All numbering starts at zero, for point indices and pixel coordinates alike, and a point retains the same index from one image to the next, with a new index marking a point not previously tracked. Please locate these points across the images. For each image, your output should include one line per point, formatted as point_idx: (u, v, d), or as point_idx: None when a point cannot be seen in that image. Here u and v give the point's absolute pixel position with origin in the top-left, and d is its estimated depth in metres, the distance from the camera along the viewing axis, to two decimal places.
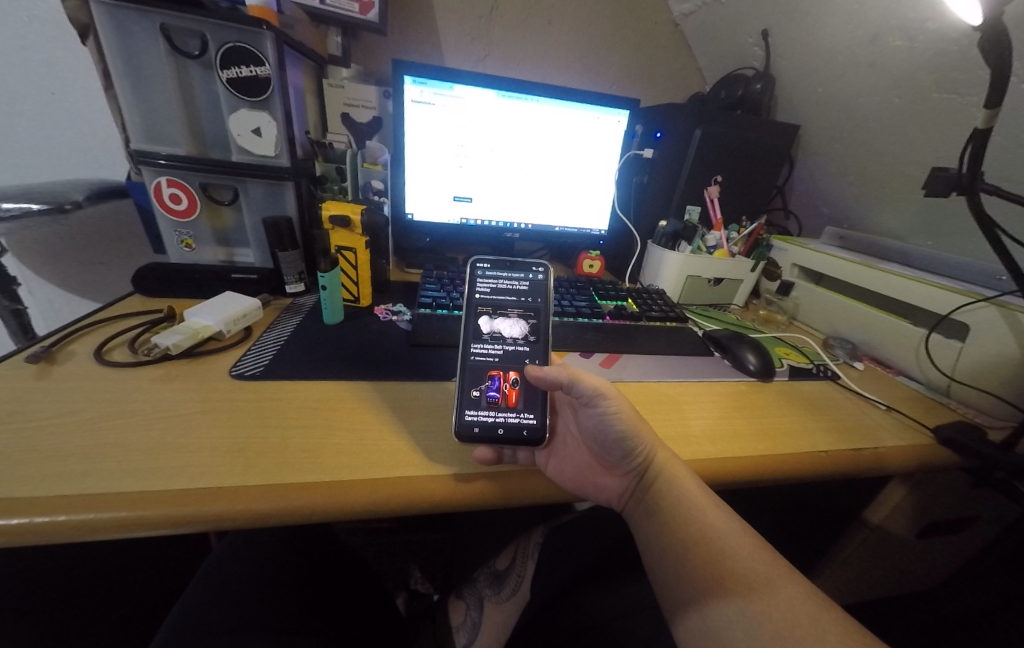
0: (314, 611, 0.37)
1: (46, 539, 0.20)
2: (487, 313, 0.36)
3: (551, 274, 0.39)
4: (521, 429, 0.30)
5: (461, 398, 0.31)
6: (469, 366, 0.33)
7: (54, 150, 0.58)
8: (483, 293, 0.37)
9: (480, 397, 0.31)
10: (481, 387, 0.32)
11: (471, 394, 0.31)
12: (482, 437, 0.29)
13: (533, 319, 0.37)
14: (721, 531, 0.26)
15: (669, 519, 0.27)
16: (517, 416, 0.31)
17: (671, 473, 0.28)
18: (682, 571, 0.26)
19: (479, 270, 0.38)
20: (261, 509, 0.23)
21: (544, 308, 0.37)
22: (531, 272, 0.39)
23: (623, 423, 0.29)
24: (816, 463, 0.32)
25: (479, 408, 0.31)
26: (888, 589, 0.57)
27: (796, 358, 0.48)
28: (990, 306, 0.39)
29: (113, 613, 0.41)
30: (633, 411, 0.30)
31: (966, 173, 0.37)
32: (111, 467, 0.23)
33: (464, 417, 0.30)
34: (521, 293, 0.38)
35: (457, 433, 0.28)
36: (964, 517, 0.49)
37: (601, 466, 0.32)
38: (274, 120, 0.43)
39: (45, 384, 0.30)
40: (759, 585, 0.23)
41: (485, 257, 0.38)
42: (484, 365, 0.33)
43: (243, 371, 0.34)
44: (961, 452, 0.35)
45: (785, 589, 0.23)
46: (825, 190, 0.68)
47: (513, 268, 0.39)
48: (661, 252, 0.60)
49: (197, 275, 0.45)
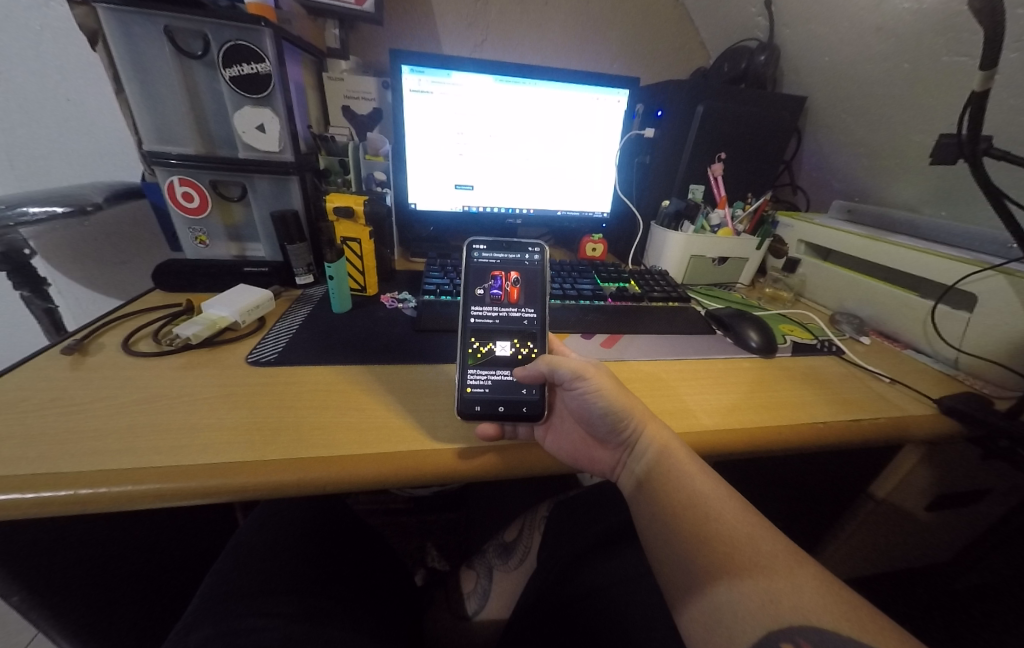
0: (336, 578, 0.40)
1: (95, 508, 0.23)
2: (490, 262, 0.38)
3: (547, 254, 0.39)
4: (520, 406, 0.32)
5: (467, 298, 0.36)
6: (473, 273, 0.37)
7: (77, 154, 0.60)
8: (479, 266, 0.38)
9: (485, 295, 0.37)
10: (484, 286, 0.37)
11: (476, 293, 0.37)
12: (486, 327, 0.36)
13: (529, 292, 0.38)
14: (707, 498, 0.27)
15: (656, 484, 0.28)
16: (517, 395, 0.32)
17: (657, 443, 0.29)
18: (669, 536, 0.27)
19: (476, 255, 0.38)
20: (281, 480, 0.25)
21: (541, 288, 0.38)
22: (528, 253, 0.39)
23: (606, 399, 0.30)
24: (815, 433, 0.33)
25: (484, 305, 0.37)
26: (897, 561, 0.58)
27: (801, 335, 0.48)
28: (998, 275, 0.39)
29: (141, 591, 0.43)
30: (617, 386, 0.31)
31: (969, 138, 0.36)
32: (145, 445, 0.26)
33: (466, 397, 0.31)
34: (518, 270, 0.38)
35: (462, 411, 0.30)
36: (976, 490, 0.49)
37: (592, 443, 0.33)
38: (276, 115, 0.44)
39: (80, 374, 0.32)
40: (744, 547, 0.24)
41: (483, 239, 0.38)
42: (487, 268, 0.38)
43: (260, 357, 0.36)
44: (965, 421, 0.35)
45: (769, 548, 0.24)
46: (834, 162, 0.67)
47: (509, 248, 0.39)
48: (663, 232, 0.60)
49: (212, 270, 0.47)
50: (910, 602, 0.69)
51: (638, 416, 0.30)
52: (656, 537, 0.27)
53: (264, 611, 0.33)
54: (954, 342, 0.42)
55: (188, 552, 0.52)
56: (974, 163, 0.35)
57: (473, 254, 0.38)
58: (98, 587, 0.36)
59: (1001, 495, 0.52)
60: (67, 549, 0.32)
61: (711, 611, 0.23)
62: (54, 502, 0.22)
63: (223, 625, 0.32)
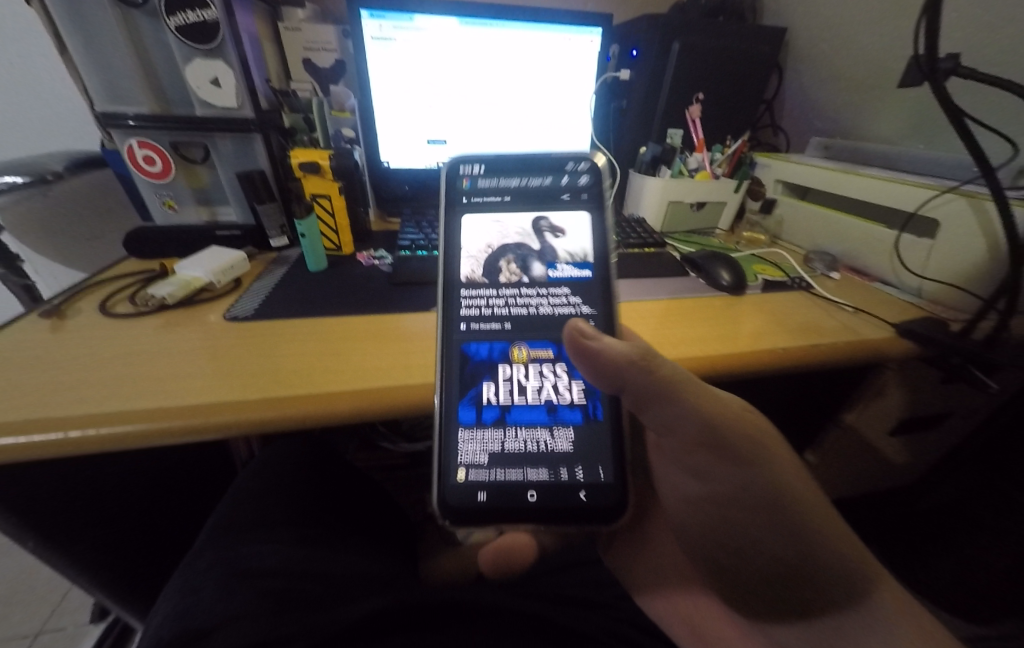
0: (332, 511, 0.43)
1: (84, 449, 0.24)
2: (503, 296, 0.31)
3: (597, 165, 0.32)
4: (577, 491, 0.28)
5: (475, 387, 0.30)
6: (474, 332, 0.30)
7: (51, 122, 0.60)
8: (484, 487, 0.28)
9: (488, 495, 0.27)
10: (487, 490, 0.27)
11: (477, 496, 0.27)
12: (497, 496, 0.28)
13: (554, 505, 0.28)
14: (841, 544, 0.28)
15: (787, 545, 0.28)
16: (557, 481, 0.28)
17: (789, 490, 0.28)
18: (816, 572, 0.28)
19: (467, 187, 0.32)
20: (263, 415, 0.26)
21: (599, 205, 0.32)
22: (568, 169, 0.32)
23: (745, 445, 0.28)
24: (775, 357, 0.34)
25: (488, 470, 0.28)
26: (862, 483, 0.62)
27: (772, 273, 0.49)
28: (959, 197, 0.39)
29: (146, 544, 0.46)
30: (777, 447, 0.29)
31: (926, 59, 0.34)
32: (129, 392, 0.27)
33: (474, 480, 0.28)
34: (555, 195, 0.33)
35: (441, 513, 0.27)
36: (939, 412, 0.52)
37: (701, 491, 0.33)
38: (230, 68, 0.43)
39: (59, 335, 0.33)
40: (859, 573, 0.27)
41: (473, 153, 0.32)
42: (502, 493, 0.28)
43: (237, 314, 0.37)
44: (921, 342, 0.37)
45: (866, 562, 0.28)
46: (815, 99, 0.65)
47: (534, 168, 0.32)
48: (641, 179, 0.59)
49: (183, 235, 0.47)
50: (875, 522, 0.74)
51: (781, 478, 0.28)
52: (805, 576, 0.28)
53: (266, 538, 0.36)
54: (918, 270, 0.43)
55: (188, 511, 0.55)
56: (934, 84, 0.34)
57: (479, 188, 0.32)
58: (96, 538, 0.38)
59: (962, 417, 0.55)
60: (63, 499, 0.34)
61: (831, 619, 0.28)
62: (44, 445, 0.23)
63: (227, 552, 0.34)
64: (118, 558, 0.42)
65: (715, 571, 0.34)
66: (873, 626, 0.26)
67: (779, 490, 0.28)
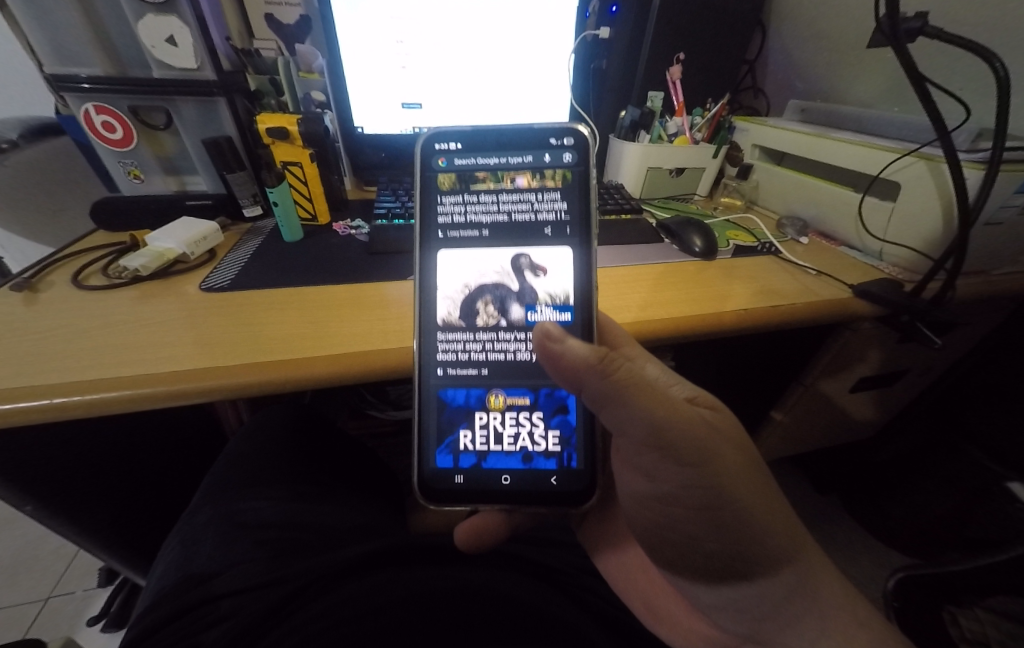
0: (325, 470, 0.45)
1: (69, 414, 0.25)
2: (481, 341, 0.30)
3: (586, 140, 0.29)
4: (549, 478, 0.30)
5: (452, 434, 0.31)
6: (451, 378, 0.30)
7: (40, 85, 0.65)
8: (462, 472, 0.30)
9: (465, 479, 0.30)
10: (463, 472, 0.30)
11: (454, 480, 0.30)
12: (472, 483, 0.30)
13: (527, 493, 0.30)
14: (791, 536, 0.26)
15: (730, 538, 0.26)
16: (531, 476, 0.30)
17: (747, 497, 0.25)
18: (772, 568, 0.26)
19: (442, 167, 0.29)
20: (242, 381, 0.27)
21: (585, 184, 0.29)
22: (557, 143, 0.29)
23: (699, 453, 0.24)
24: (736, 318, 0.36)
25: (467, 454, 0.31)
26: (823, 438, 0.66)
27: (744, 239, 0.50)
28: (919, 160, 0.40)
29: (142, 510, 0.48)
30: (723, 428, 0.25)
31: (886, 17, 0.34)
32: (110, 360, 0.28)
33: (448, 465, 0.30)
34: (540, 175, 0.29)
35: (420, 493, 0.30)
36: (896, 371, 0.55)
37: (657, 510, 0.28)
38: (185, 25, 0.40)
39: (34, 307, 0.33)
40: (791, 545, 0.26)
41: (450, 128, 0.28)
42: (478, 477, 0.30)
43: (213, 284, 0.37)
44: (876, 302, 0.39)
45: (797, 533, 0.26)
46: (798, 59, 0.64)
47: (517, 147, 0.29)
48: (620, 144, 0.59)
49: (153, 205, 0.46)
50: (835, 473, 0.80)
51: (728, 467, 0.24)
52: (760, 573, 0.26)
53: (261, 496, 0.39)
54: (879, 234, 0.45)
55: (181, 480, 0.57)
56: (896, 44, 0.34)
57: (453, 190, 0.30)
58: (88, 502, 0.40)
59: (919, 375, 0.58)
60: (51, 462, 0.35)
61: (760, 589, 0.27)
62: (29, 411, 0.24)
63: (226, 507, 0.38)
64: (117, 521, 0.44)
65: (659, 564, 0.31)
66: (798, 588, 0.26)
67: (724, 484, 0.25)
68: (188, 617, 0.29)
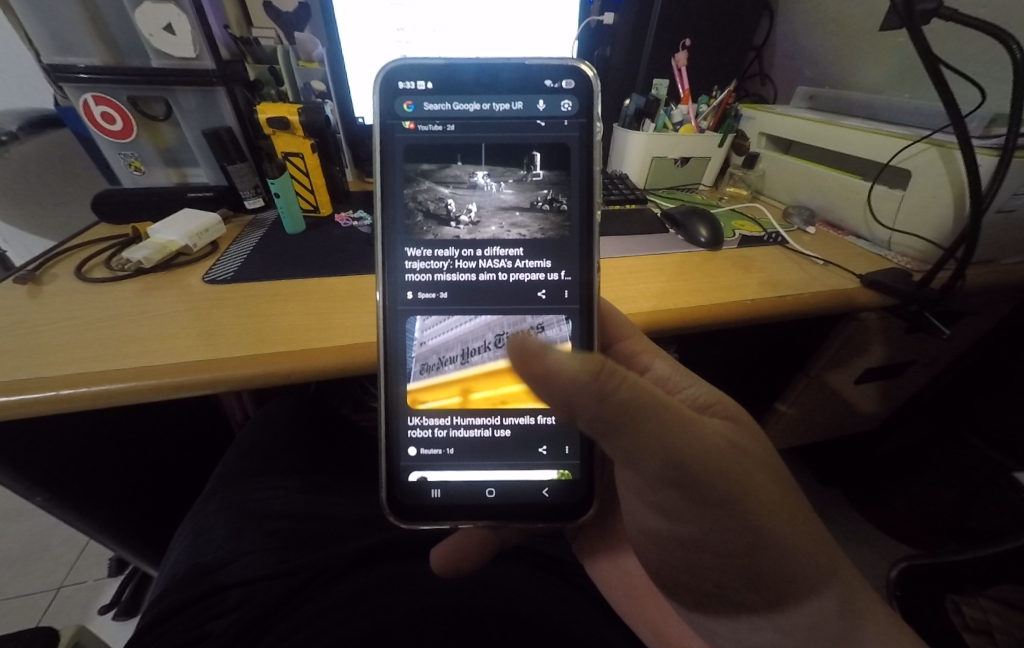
0: (333, 460, 0.46)
1: (75, 407, 0.25)
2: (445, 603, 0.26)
3: (589, 86, 0.26)
4: (540, 490, 0.28)
5: (421, 496, 0.28)
6: (428, 471, 0.28)
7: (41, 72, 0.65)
8: (438, 485, 0.28)
9: (442, 492, 0.28)
10: (440, 487, 0.28)
11: (431, 497, 0.28)
12: (449, 499, 0.28)
13: (511, 508, 0.28)
14: (836, 572, 0.22)
15: (757, 573, 0.23)
16: (521, 489, 0.28)
17: (790, 538, 0.21)
18: (812, 610, 0.23)
19: (407, 112, 0.26)
20: (247, 373, 0.27)
21: (587, 138, 0.26)
22: (558, 87, 0.26)
23: (738, 498, 0.21)
24: (743, 308, 0.36)
25: (441, 462, 0.28)
26: (827, 430, 0.66)
27: (749, 229, 0.50)
28: (929, 147, 0.39)
29: (148, 499, 0.49)
30: (744, 455, 0.22)
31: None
32: (117, 352, 0.28)
33: (424, 478, 0.28)
34: (536, 128, 0.26)
35: (390, 511, 0.27)
36: (903, 362, 0.54)
37: (683, 560, 0.25)
38: (183, 12, 0.40)
39: (38, 298, 0.33)
40: (826, 569, 0.22)
41: (415, 64, 0.25)
42: (458, 490, 0.28)
43: (216, 276, 0.37)
44: (884, 293, 0.38)
45: (829, 555, 0.23)
46: (806, 44, 0.63)
47: (507, 93, 0.26)
48: (625, 133, 0.58)
49: (155, 197, 0.46)
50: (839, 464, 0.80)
51: (755, 496, 0.21)
52: (803, 615, 0.23)
53: (270, 487, 0.40)
54: (887, 223, 0.44)
55: (188, 469, 0.57)
56: (911, 25, 0.33)
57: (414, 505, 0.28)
58: (94, 492, 0.40)
59: (926, 366, 0.58)
60: (56, 453, 0.35)
61: (795, 628, 0.24)
62: (35, 402, 0.24)
63: (234, 499, 0.38)
64: (123, 510, 0.44)
65: (682, 611, 0.29)
66: (837, 620, 0.22)
67: (753, 523, 0.21)
68: (200, 605, 0.30)
